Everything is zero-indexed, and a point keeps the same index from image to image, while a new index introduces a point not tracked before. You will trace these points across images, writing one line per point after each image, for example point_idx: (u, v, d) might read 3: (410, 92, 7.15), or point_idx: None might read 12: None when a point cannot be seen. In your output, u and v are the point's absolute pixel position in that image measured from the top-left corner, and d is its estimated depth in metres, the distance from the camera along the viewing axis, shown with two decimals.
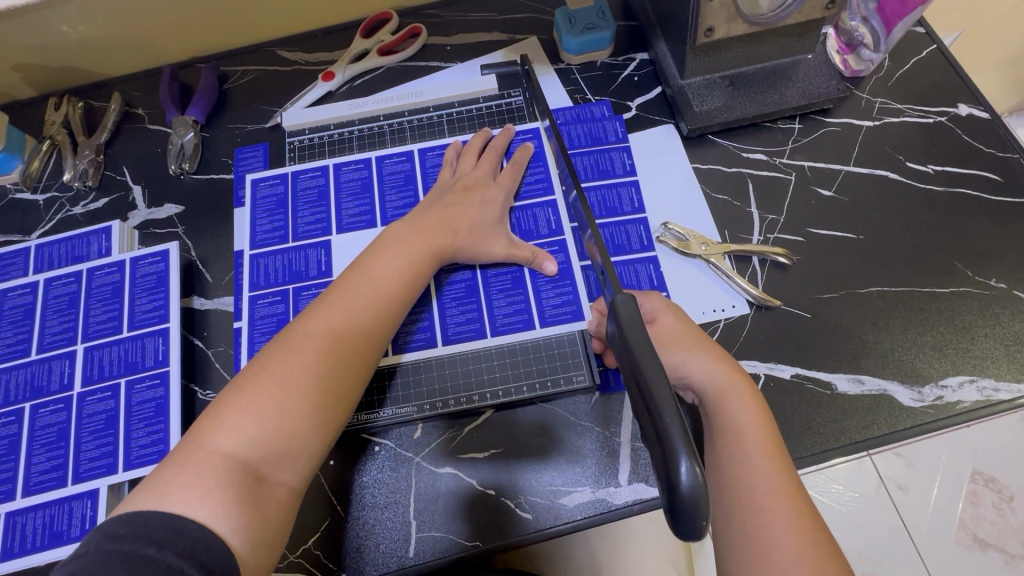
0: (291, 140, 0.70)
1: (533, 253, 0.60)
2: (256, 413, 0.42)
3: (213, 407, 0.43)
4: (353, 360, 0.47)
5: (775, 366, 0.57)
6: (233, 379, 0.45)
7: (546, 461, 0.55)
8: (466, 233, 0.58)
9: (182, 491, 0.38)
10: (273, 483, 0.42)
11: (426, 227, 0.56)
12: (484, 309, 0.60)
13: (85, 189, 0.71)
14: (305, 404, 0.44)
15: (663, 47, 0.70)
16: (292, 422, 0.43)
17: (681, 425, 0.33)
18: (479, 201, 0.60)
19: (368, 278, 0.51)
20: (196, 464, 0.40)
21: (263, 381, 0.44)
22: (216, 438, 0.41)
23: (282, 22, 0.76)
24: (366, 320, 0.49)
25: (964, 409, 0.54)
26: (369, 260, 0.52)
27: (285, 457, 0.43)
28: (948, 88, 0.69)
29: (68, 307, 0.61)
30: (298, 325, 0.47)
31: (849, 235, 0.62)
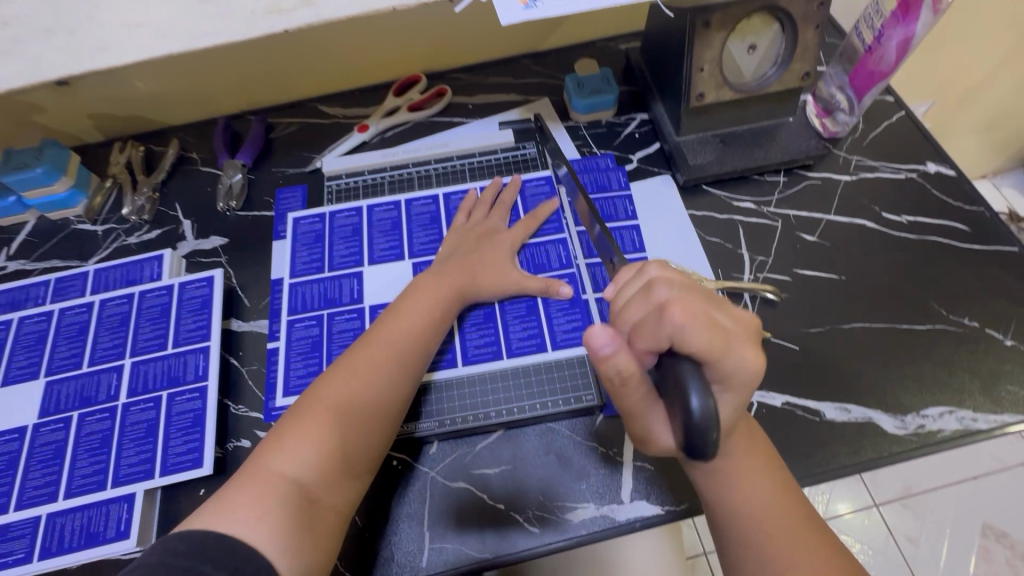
0: (329, 183, 0.78)
1: (545, 284, 0.65)
2: (309, 443, 0.50)
3: (270, 438, 0.51)
4: (390, 393, 0.55)
5: (766, 394, 0.62)
6: (287, 413, 0.53)
7: (554, 479, 0.59)
8: (481, 273, 0.65)
9: (244, 511, 0.45)
10: (324, 506, 0.49)
11: (447, 273, 0.64)
12: (501, 334, 0.65)
13: (141, 222, 0.79)
14: (348, 434, 0.52)
15: (661, 108, 0.79)
16: (340, 447, 0.51)
17: (693, 374, 0.38)
18: (495, 244, 0.68)
19: (402, 325, 0.59)
20: (258, 484, 0.47)
21: (315, 413, 0.52)
22: (276, 464, 0.49)
23: (325, 81, 0.87)
24: (400, 359, 0.57)
25: (945, 437, 0.58)
26: (401, 308, 0.61)
27: (333, 484, 0.50)
28: (916, 148, 0.77)
29: (119, 325, 0.67)
30: (341, 364, 0.56)
31: (832, 276, 0.68)
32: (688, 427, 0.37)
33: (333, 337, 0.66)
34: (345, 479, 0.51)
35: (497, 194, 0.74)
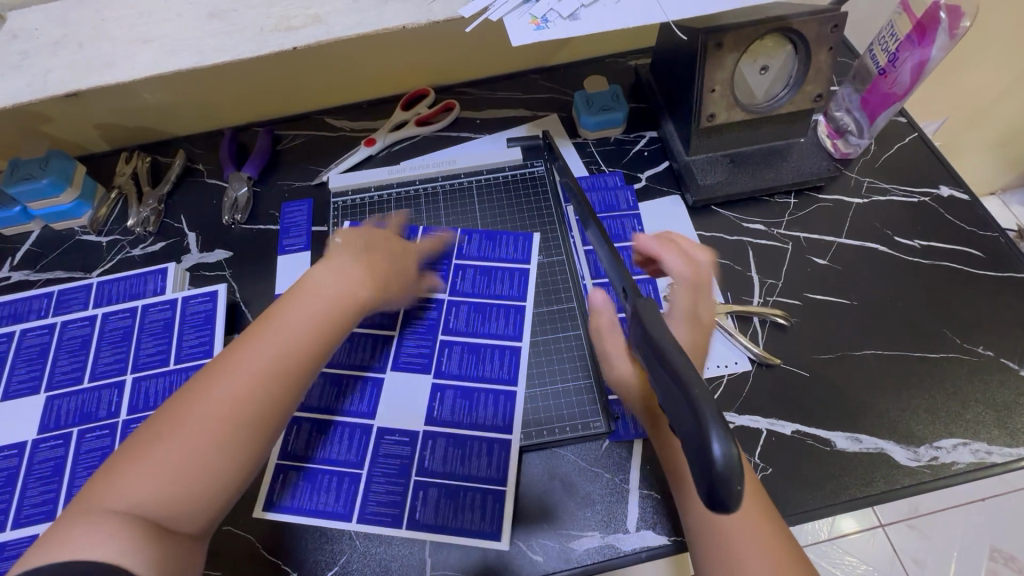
0: (335, 200, 0.77)
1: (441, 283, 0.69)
2: (158, 473, 0.41)
3: (111, 463, 0.42)
4: (260, 413, 0.45)
5: (776, 422, 0.60)
6: (133, 433, 0.43)
7: (556, 506, 0.57)
8: (388, 279, 0.58)
9: (82, 539, 0.38)
10: (181, 533, 0.42)
11: (357, 269, 0.55)
12: (473, 374, 0.63)
13: (145, 234, 0.78)
14: (209, 462, 0.42)
15: (670, 127, 0.78)
16: (193, 480, 0.42)
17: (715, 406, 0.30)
18: (405, 260, 0.63)
19: (289, 329, 0.48)
20: (89, 523, 0.39)
21: (164, 437, 0.42)
22: (115, 498, 0.40)
23: (332, 94, 0.87)
24: (282, 373, 0.46)
25: (959, 470, 0.57)
26: (285, 306, 0.50)
27: (187, 512, 0.42)
28: (929, 171, 0.76)
29: (121, 339, 0.67)
30: (208, 373, 0.46)
31: (843, 300, 0.67)
32: (705, 471, 0.29)
33: (377, 462, 0.59)
34: (197, 514, 0.42)
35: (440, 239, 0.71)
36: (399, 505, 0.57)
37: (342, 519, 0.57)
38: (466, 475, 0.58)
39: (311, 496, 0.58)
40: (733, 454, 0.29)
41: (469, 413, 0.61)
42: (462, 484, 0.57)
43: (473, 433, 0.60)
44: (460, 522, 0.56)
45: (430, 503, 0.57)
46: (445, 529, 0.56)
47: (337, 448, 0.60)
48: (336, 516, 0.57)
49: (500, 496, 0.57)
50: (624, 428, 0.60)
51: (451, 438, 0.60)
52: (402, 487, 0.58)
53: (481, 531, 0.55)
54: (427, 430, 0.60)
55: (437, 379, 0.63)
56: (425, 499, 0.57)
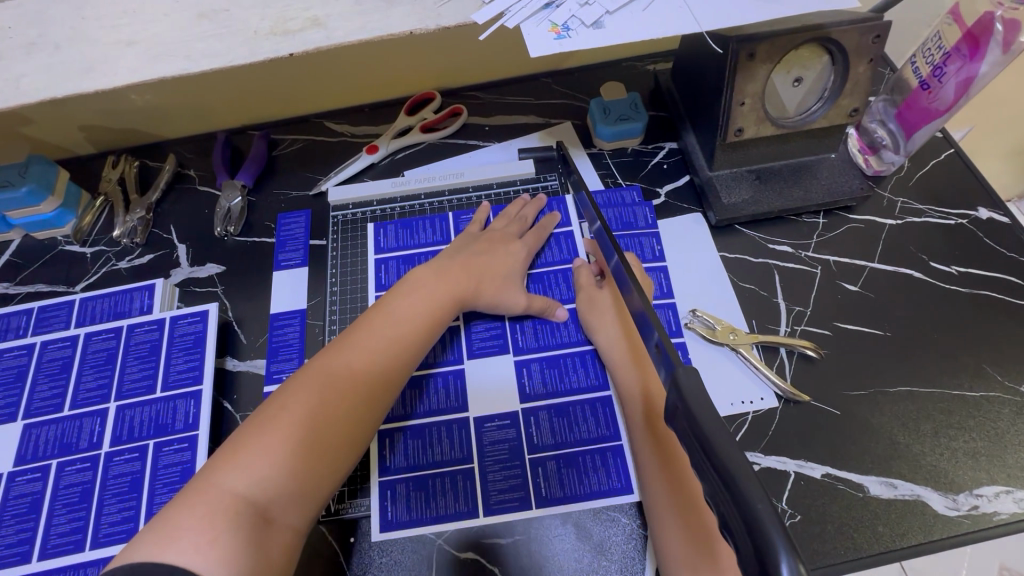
0: (335, 214, 0.73)
1: (546, 304, 0.63)
2: (270, 455, 0.45)
3: (225, 449, 0.46)
4: (367, 398, 0.51)
5: (805, 464, 0.56)
6: (252, 416, 0.48)
7: (569, 551, 0.54)
8: (490, 283, 0.62)
9: (190, 535, 0.40)
10: (280, 526, 0.44)
11: (452, 275, 0.61)
12: (553, 343, 0.63)
13: (133, 245, 0.74)
14: (318, 447, 0.47)
15: (692, 138, 0.73)
16: (310, 461, 0.47)
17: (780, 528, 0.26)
18: (504, 257, 0.65)
19: (386, 328, 0.55)
20: (205, 503, 0.42)
21: (286, 421, 0.47)
22: (228, 478, 0.44)
23: (332, 96, 0.81)
24: (384, 367, 0.53)
25: (1000, 521, 0.53)
26: (383, 309, 0.57)
27: (293, 501, 0.46)
28: (967, 191, 0.72)
29: (105, 363, 0.62)
30: (321, 364, 0.52)
31: (876, 331, 0.63)
32: None
33: (485, 452, 0.57)
34: (308, 499, 0.47)
35: (520, 211, 0.70)
36: (524, 488, 0.56)
37: (470, 518, 0.55)
38: (579, 440, 0.58)
39: (427, 505, 0.55)
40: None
41: (560, 380, 0.61)
42: (577, 450, 0.57)
43: (571, 398, 0.60)
44: (586, 485, 0.56)
45: (552, 477, 0.56)
46: (575, 498, 0.55)
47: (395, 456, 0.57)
48: (463, 516, 0.55)
49: (620, 450, 0.57)
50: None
51: (554, 409, 0.59)
52: (521, 470, 0.56)
53: (608, 488, 0.55)
54: (526, 408, 0.60)
55: (518, 356, 0.62)
56: (547, 474, 0.56)
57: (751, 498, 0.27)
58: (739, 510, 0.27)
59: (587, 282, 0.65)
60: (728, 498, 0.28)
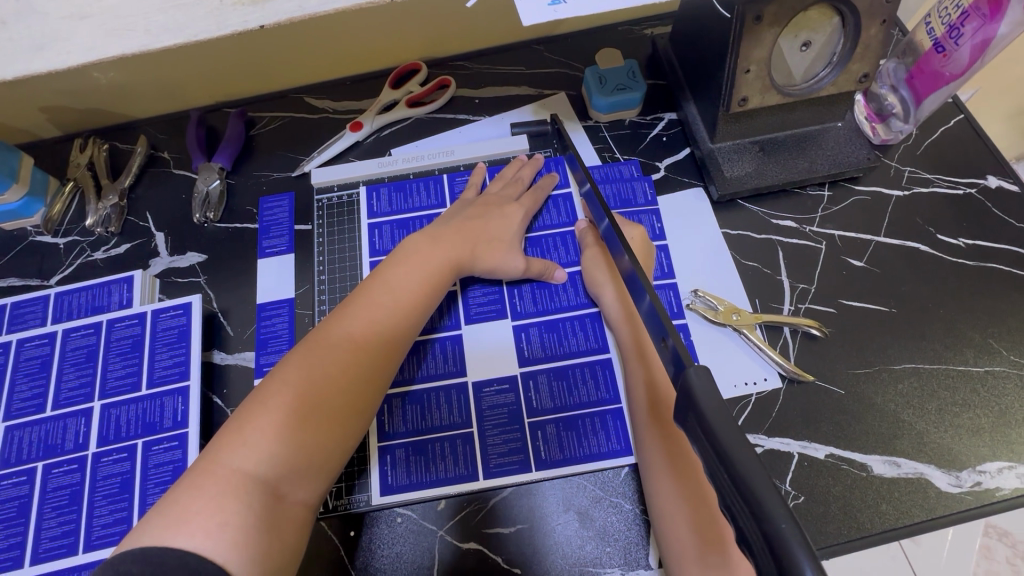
0: (319, 197, 0.69)
1: (544, 266, 0.61)
2: (276, 432, 0.44)
3: (229, 426, 0.45)
4: (370, 369, 0.50)
5: (809, 445, 0.56)
6: (255, 392, 0.47)
7: (573, 538, 0.53)
8: (486, 248, 0.60)
9: (199, 520, 0.40)
10: (290, 501, 0.44)
11: (447, 239, 0.59)
12: (552, 308, 0.61)
13: (108, 234, 0.70)
14: (325, 419, 0.47)
15: (693, 108, 0.69)
16: (317, 435, 0.46)
17: (801, 537, 0.24)
18: (501, 220, 0.62)
19: (386, 297, 0.54)
20: (213, 485, 0.41)
21: (290, 395, 0.46)
22: (234, 456, 0.43)
23: (311, 70, 0.76)
24: (386, 337, 0.52)
25: (1003, 496, 0.53)
26: (382, 278, 0.55)
27: (301, 475, 0.45)
28: (977, 158, 0.69)
29: (86, 361, 0.60)
30: (321, 337, 0.50)
31: (882, 307, 0.62)
32: None
33: (484, 416, 0.57)
34: (316, 475, 0.46)
35: (517, 172, 0.67)
36: (523, 451, 0.55)
37: (469, 481, 0.55)
38: (578, 405, 0.57)
39: (426, 468, 0.55)
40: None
41: (560, 344, 0.59)
42: (578, 414, 0.56)
43: (571, 362, 0.58)
44: (587, 448, 0.55)
45: (551, 441, 0.56)
46: (572, 461, 0.55)
47: (397, 422, 0.56)
48: (462, 479, 0.55)
49: (619, 414, 0.56)
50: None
51: (553, 372, 0.58)
52: (520, 433, 0.56)
53: (610, 451, 0.55)
54: (525, 371, 0.58)
55: (517, 321, 0.61)
56: (546, 438, 0.56)
57: (769, 509, 0.25)
58: (758, 521, 0.25)
59: (594, 241, 0.62)
60: (744, 508, 0.26)
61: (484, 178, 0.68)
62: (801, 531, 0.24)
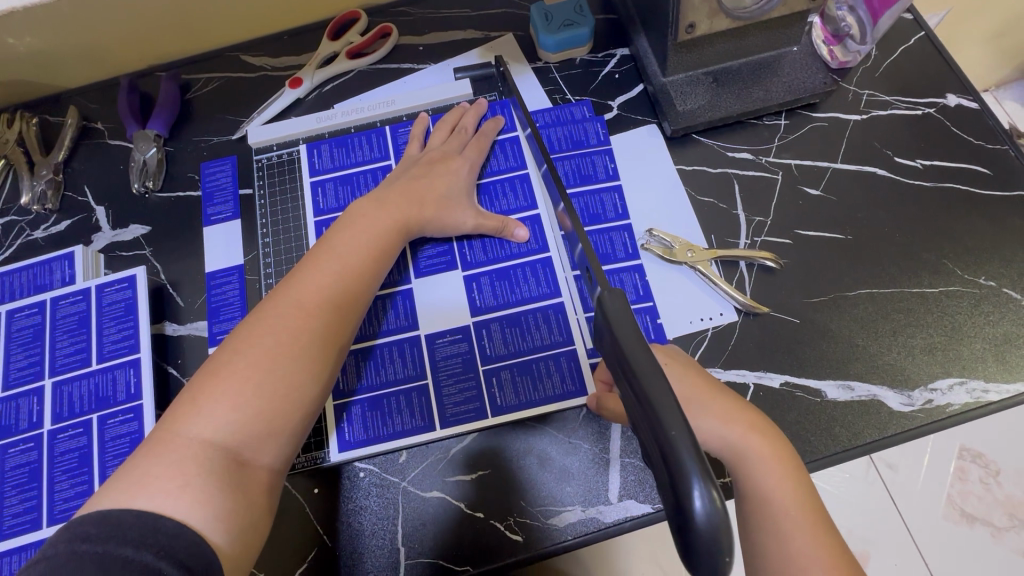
0: (259, 157, 0.67)
1: (502, 223, 0.60)
2: (233, 398, 0.43)
3: (184, 395, 0.44)
4: (321, 332, 0.48)
5: (764, 374, 0.56)
6: (204, 364, 0.45)
7: (537, 483, 0.54)
8: (433, 205, 0.58)
9: (163, 481, 0.39)
10: (255, 466, 0.44)
11: (393, 201, 0.57)
12: (503, 256, 0.60)
13: (46, 212, 0.68)
14: (282, 383, 0.45)
15: (644, 42, 0.67)
16: (273, 400, 0.44)
17: (692, 447, 0.29)
18: (447, 175, 0.60)
19: (332, 260, 0.51)
20: (173, 453, 0.41)
21: (238, 365, 0.44)
22: (193, 425, 0.42)
23: (244, 26, 0.72)
24: (335, 300, 0.50)
25: (953, 412, 0.54)
26: (327, 244, 0.53)
27: (263, 440, 0.44)
28: (937, 77, 0.67)
29: (33, 341, 0.59)
30: (266, 307, 0.48)
31: (838, 235, 0.61)
32: (680, 515, 0.29)
33: (438, 367, 0.56)
34: (281, 438, 0.45)
35: (458, 120, 0.65)
36: (479, 399, 0.55)
37: (426, 431, 0.55)
38: (532, 348, 0.56)
39: (384, 421, 0.55)
40: (716, 498, 0.28)
41: (512, 291, 0.59)
42: (532, 357, 0.56)
43: (523, 308, 0.58)
44: (542, 391, 0.55)
45: (506, 386, 0.56)
46: (528, 405, 0.55)
47: (362, 379, 0.56)
48: (420, 430, 0.55)
49: (572, 355, 0.56)
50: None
51: (506, 320, 0.58)
52: (474, 381, 0.56)
53: (566, 392, 0.55)
54: (478, 320, 0.58)
55: (468, 271, 0.60)
56: (500, 384, 0.56)
57: (668, 427, 0.30)
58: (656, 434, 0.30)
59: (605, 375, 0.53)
60: (649, 425, 0.31)
61: (427, 128, 0.66)
62: (690, 438, 0.29)
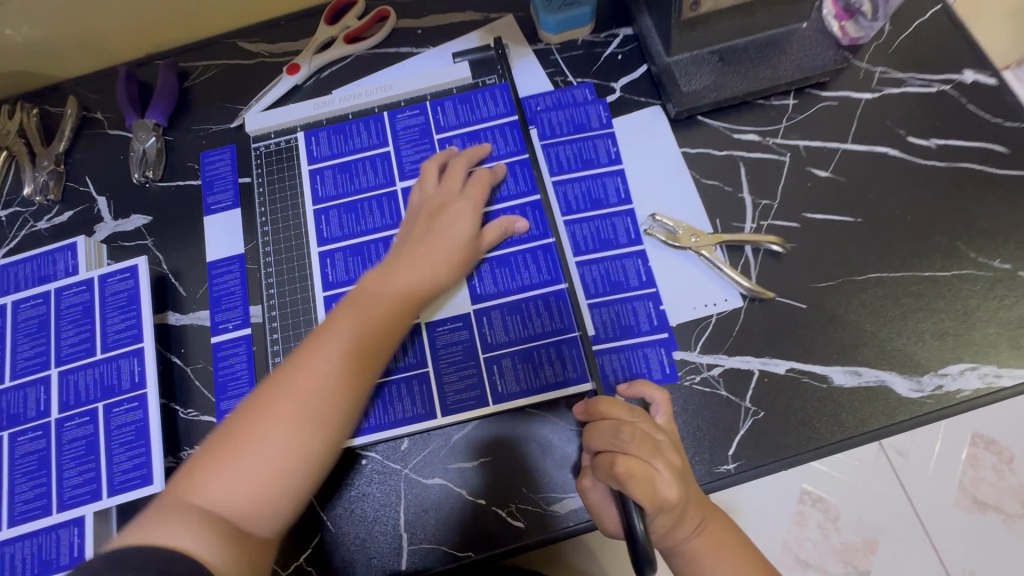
0: (257, 146, 0.67)
1: (502, 224, 0.58)
2: (235, 471, 0.43)
3: (197, 458, 0.45)
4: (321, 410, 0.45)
5: (769, 361, 0.55)
6: (219, 428, 0.46)
7: (538, 470, 0.53)
8: (446, 256, 0.54)
9: (172, 530, 0.40)
10: (255, 534, 0.43)
11: (400, 261, 0.53)
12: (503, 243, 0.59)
13: (48, 203, 0.68)
14: (281, 468, 0.44)
15: (648, 21, 0.65)
16: (267, 483, 0.44)
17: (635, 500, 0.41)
18: (453, 219, 0.55)
19: (343, 326, 0.48)
20: (180, 514, 0.42)
21: (243, 433, 0.44)
22: (201, 492, 0.43)
23: (242, 12, 0.71)
24: (340, 370, 0.47)
25: (964, 398, 0.53)
26: (341, 309, 0.50)
27: (262, 510, 0.43)
28: (953, 52, 0.65)
29: (39, 331, 0.59)
30: (276, 374, 0.46)
31: (847, 218, 0.59)
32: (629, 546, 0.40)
33: (439, 355, 0.56)
34: (279, 508, 0.44)
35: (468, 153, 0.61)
36: (479, 386, 0.55)
37: (427, 419, 0.55)
38: (534, 336, 0.56)
39: (385, 410, 0.55)
40: (646, 531, 0.41)
41: (513, 279, 0.58)
42: (533, 344, 0.56)
43: (524, 295, 0.57)
44: (543, 378, 0.55)
45: (507, 374, 0.55)
46: (531, 392, 0.55)
47: None
48: (421, 418, 0.55)
49: (574, 342, 0.55)
50: (602, 329, 0.57)
51: (507, 307, 0.57)
52: (475, 369, 0.56)
53: (568, 379, 0.54)
54: (479, 308, 0.57)
55: None
56: (502, 371, 0.55)
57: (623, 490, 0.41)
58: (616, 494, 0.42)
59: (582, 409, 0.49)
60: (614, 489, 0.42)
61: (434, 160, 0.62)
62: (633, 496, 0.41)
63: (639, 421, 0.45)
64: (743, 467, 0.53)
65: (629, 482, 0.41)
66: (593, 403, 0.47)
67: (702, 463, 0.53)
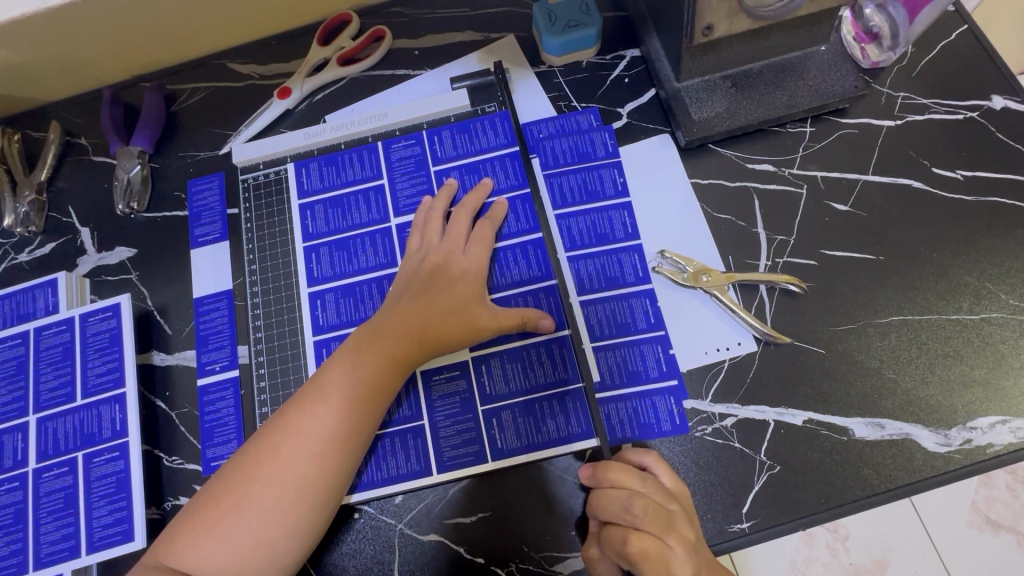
0: (245, 177, 0.64)
1: (522, 317, 0.52)
2: (221, 535, 0.42)
3: (183, 517, 0.44)
4: (305, 482, 0.44)
5: (785, 411, 0.52)
6: (207, 486, 0.44)
7: (540, 528, 0.50)
8: (446, 314, 0.51)
9: None
10: None
11: (400, 312, 0.51)
12: (503, 283, 0.56)
13: (30, 234, 0.65)
14: (269, 535, 0.42)
15: (656, 43, 0.61)
16: (245, 558, 0.42)
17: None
18: (454, 279, 0.53)
19: (332, 390, 0.46)
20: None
21: (226, 502, 0.43)
22: (185, 555, 0.42)
23: (231, 33, 0.68)
24: (327, 438, 0.45)
25: (994, 453, 0.50)
26: (332, 370, 0.47)
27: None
28: (981, 76, 0.61)
29: (17, 374, 0.57)
30: (261, 439, 0.45)
31: (868, 256, 0.56)
32: None
33: (434, 406, 0.53)
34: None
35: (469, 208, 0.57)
36: (478, 441, 0.52)
37: (423, 476, 0.52)
38: (535, 387, 0.53)
39: (378, 465, 0.52)
40: None
41: None
42: (535, 397, 0.53)
43: (525, 342, 0.54)
44: (544, 433, 0.52)
45: (507, 428, 0.52)
46: (532, 447, 0.52)
47: None
48: (417, 474, 0.52)
49: (579, 393, 0.52)
50: (607, 376, 0.54)
51: (506, 355, 0.54)
52: (473, 422, 0.53)
53: (571, 435, 0.52)
54: (477, 355, 0.54)
55: None
56: (501, 425, 0.52)
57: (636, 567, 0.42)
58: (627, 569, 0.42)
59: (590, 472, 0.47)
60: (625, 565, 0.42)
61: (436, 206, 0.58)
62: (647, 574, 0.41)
63: (650, 491, 0.44)
64: (758, 527, 0.49)
65: (641, 562, 0.41)
66: (601, 469, 0.45)
67: (714, 522, 0.50)
